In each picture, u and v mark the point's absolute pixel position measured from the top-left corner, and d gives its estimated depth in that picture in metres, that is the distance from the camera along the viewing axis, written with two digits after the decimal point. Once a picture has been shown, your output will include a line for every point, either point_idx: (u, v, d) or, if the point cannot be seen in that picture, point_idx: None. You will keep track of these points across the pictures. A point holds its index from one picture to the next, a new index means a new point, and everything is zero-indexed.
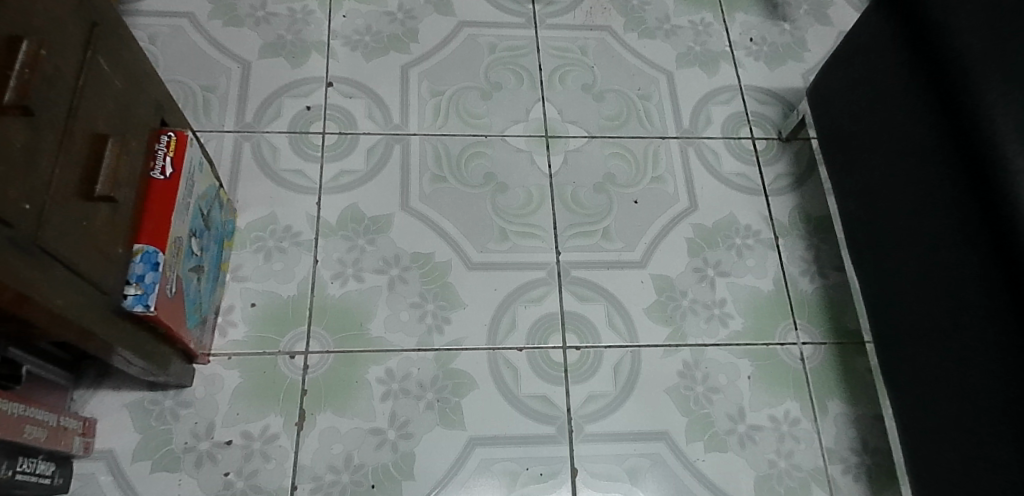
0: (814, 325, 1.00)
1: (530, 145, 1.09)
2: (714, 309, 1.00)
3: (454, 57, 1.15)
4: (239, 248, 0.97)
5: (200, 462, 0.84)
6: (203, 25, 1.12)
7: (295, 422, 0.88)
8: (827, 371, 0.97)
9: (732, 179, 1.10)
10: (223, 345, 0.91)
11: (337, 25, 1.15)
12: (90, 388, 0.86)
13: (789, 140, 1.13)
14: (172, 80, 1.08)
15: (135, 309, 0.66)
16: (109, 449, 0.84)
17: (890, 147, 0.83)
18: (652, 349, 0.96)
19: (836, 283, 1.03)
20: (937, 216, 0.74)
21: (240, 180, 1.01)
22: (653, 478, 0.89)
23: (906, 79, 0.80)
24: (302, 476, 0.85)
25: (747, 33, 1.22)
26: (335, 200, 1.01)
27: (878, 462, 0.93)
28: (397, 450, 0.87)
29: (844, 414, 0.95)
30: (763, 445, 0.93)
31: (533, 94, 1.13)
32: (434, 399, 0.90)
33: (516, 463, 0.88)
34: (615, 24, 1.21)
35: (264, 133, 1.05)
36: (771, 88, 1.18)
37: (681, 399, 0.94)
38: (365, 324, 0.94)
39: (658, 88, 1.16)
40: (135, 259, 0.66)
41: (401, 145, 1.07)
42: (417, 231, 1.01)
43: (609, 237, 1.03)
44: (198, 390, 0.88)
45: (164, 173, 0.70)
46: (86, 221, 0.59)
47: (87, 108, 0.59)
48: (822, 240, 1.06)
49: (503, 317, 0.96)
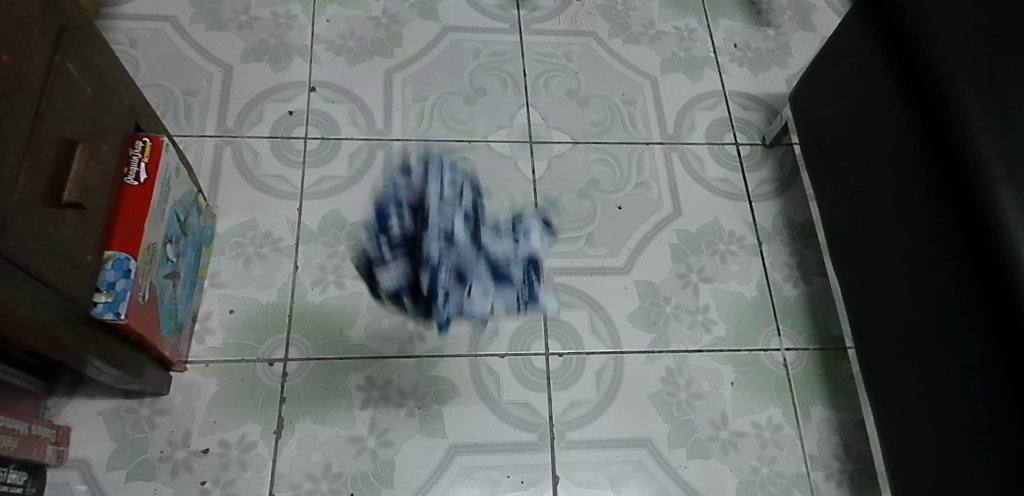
0: (797, 331, 1.00)
1: (514, 150, 1.09)
2: (698, 315, 1.00)
3: (438, 62, 1.15)
4: (218, 254, 0.96)
5: (176, 471, 0.83)
6: (185, 29, 1.12)
7: (274, 431, 0.87)
8: (810, 377, 0.97)
9: (716, 184, 1.10)
10: (201, 352, 0.90)
11: (320, 29, 1.14)
12: (65, 396, 0.85)
13: (773, 146, 1.14)
14: (153, 84, 1.07)
15: (106, 317, 0.65)
16: (84, 458, 0.83)
17: (873, 157, 0.82)
18: (635, 356, 0.96)
19: (819, 289, 1.03)
20: (915, 220, 0.74)
21: (220, 186, 1.00)
22: (634, 485, 0.89)
23: (890, 88, 0.79)
24: (280, 485, 0.84)
25: (732, 39, 1.22)
26: (316, 205, 1.01)
27: (860, 468, 0.93)
28: (377, 458, 0.87)
29: (827, 420, 0.95)
30: (746, 451, 0.92)
31: (517, 99, 1.13)
32: (415, 406, 0.90)
33: (497, 471, 0.88)
34: (599, 29, 1.21)
35: (245, 137, 1.04)
36: (755, 94, 1.18)
37: (663, 405, 0.94)
38: (346, 331, 0.93)
39: (643, 93, 1.16)
40: (107, 267, 0.65)
41: (384, 150, 1.06)
42: (400, 237, 1.00)
43: (593, 243, 1.03)
44: (175, 398, 0.87)
45: (138, 179, 0.69)
46: (54, 228, 0.58)
47: (55, 114, 0.58)
48: (805, 246, 1.06)
49: (486, 323, 0.96)
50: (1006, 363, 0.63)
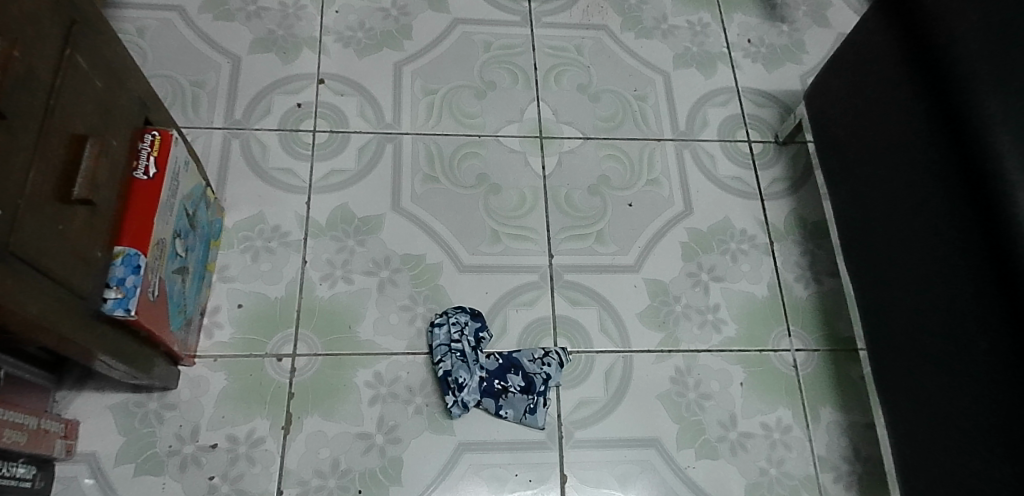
0: (807, 331, 0.99)
1: (525, 146, 1.08)
2: (708, 315, 0.99)
3: (448, 54, 1.13)
4: (226, 248, 0.95)
5: (184, 465, 0.83)
6: (193, 18, 1.10)
7: (282, 426, 0.87)
8: (820, 378, 0.97)
9: (728, 182, 1.09)
10: (209, 346, 0.89)
11: (329, 20, 1.13)
12: (73, 390, 0.85)
13: (786, 143, 1.12)
14: (161, 75, 1.06)
15: (116, 313, 0.64)
16: (92, 452, 0.83)
17: (888, 158, 0.81)
18: (644, 355, 0.96)
19: (830, 289, 1.02)
20: (931, 222, 0.73)
21: (228, 178, 1.00)
22: (642, 485, 0.89)
23: (906, 89, 0.78)
24: (289, 480, 0.84)
25: (745, 34, 1.21)
26: (325, 199, 1.00)
27: (870, 471, 0.92)
28: (385, 454, 0.87)
29: (837, 422, 0.95)
30: (755, 453, 0.92)
31: (528, 94, 1.12)
32: (449, 404, 0.88)
33: (505, 469, 0.87)
34: (611, 23, 1.20)
35: (253, 130, 1.04)
36: (768, 90, 1.17)
37: (672, 405, 0.93)
38: (354, 326, 0.93)
39: (655, 89, 1.15)
40: (117, 262, 0.65)
41: (393, 144, 1.05)
42: (409, 232, 0.99)
43: (603, 240, 1.02)
44: (183, 393, 0.87)
45: (148, 173, 0.68)
46: (64, 225, 0.58)
47: (65, 109, 0.58)
48: (817, 246, 1.05)
49: (495, 320, 0.95)
50: (1018, 373, 0.63)
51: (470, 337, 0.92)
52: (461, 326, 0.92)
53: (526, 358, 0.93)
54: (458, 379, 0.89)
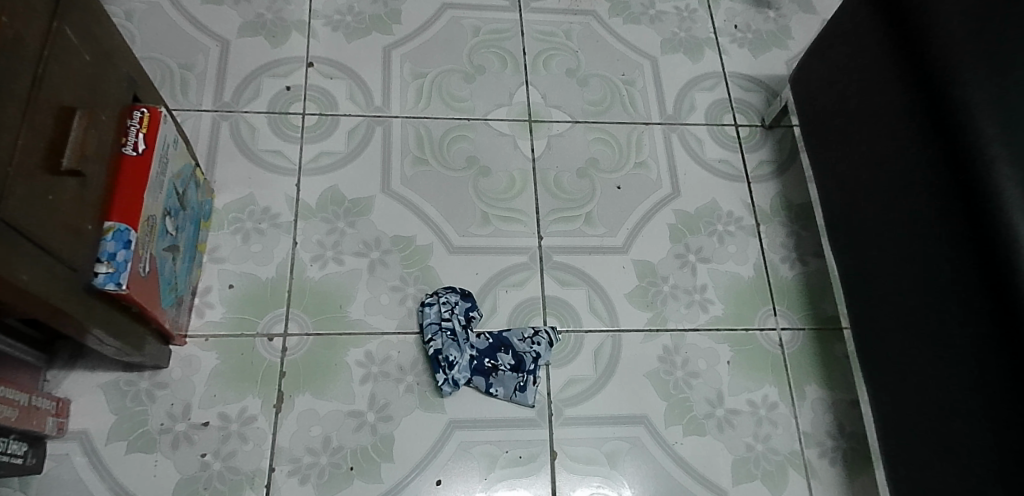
0: (792, 310, 1.01)
1: (514, 129, 1.08)
2: (695, 295, 1.00)
3: (437, 39, 1.14)
4: (216, 229, 0.95)
5: (176, 443, 0.84)
6: (181, 2, 1.10)
7: (273, 405, 0.87)
8: (805, 356, 0.98)
9: (715, 165, 1.10)
10: (200, 326, 0.90)
11: (318, 4, 1.13)
12: (64, 369, 0.85)
13: (772, 127, 1.14)
14: (149, 57, 1.06)
15: (107, 288, 0.64)
16: (84, 430, 0.83)
17: (872, 138, 0.82)
18: (633, 334, 0.97)
19: (815, 270, 1.04)
20: (911, 195, 0.75)
21: (217, 160, 1.00)
22: (631, 461, 0.90)
23: (889, 69, 0.79)
24: (280, 458, 0.85)
25: (732, 20, 1.22)
26: (314, 182, 1.00)
27: (855, 447, 0.94)
28: (377, 432, 0.87)
29: (821, 399, 0.96)
30: (741, 428, 0.93)
31: (517, 78, 1.12)
32: (440, 382, 0.89)
33: (495, 446, 0.88)
34: (599, 9, 1.21)
35: (243, 112, 1.04)
36: (754, 75, 1.18)
37: (660, 383, 0.94)
38: (345, 306, 0.93)
39: (643, 73, 1.16)
40: (107, 237, 0.65)
41: (382, 127, 1.05)
42: (398, 214, 1.00)
43: (592, 222, 1.03)
44: (175, 372, 0.87)
45: (136, 149, 0.68)
46: (53, 195, 0.58)
47: (51, 79, 0.58)
48: (803, 227, 1.07)
49: (484, 300, 0.96)
50: (1004, 353, 0.64)
51: (459, 317, 0.93)
52: (451, 306, 0.93)
53: (516, 337, 0.93)
54: (448, 357, 0.90)
